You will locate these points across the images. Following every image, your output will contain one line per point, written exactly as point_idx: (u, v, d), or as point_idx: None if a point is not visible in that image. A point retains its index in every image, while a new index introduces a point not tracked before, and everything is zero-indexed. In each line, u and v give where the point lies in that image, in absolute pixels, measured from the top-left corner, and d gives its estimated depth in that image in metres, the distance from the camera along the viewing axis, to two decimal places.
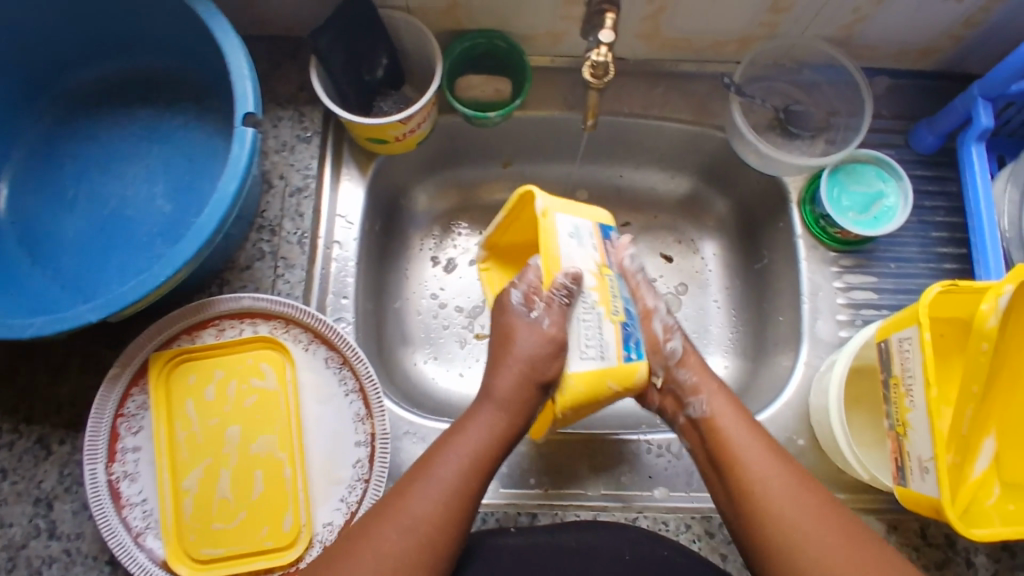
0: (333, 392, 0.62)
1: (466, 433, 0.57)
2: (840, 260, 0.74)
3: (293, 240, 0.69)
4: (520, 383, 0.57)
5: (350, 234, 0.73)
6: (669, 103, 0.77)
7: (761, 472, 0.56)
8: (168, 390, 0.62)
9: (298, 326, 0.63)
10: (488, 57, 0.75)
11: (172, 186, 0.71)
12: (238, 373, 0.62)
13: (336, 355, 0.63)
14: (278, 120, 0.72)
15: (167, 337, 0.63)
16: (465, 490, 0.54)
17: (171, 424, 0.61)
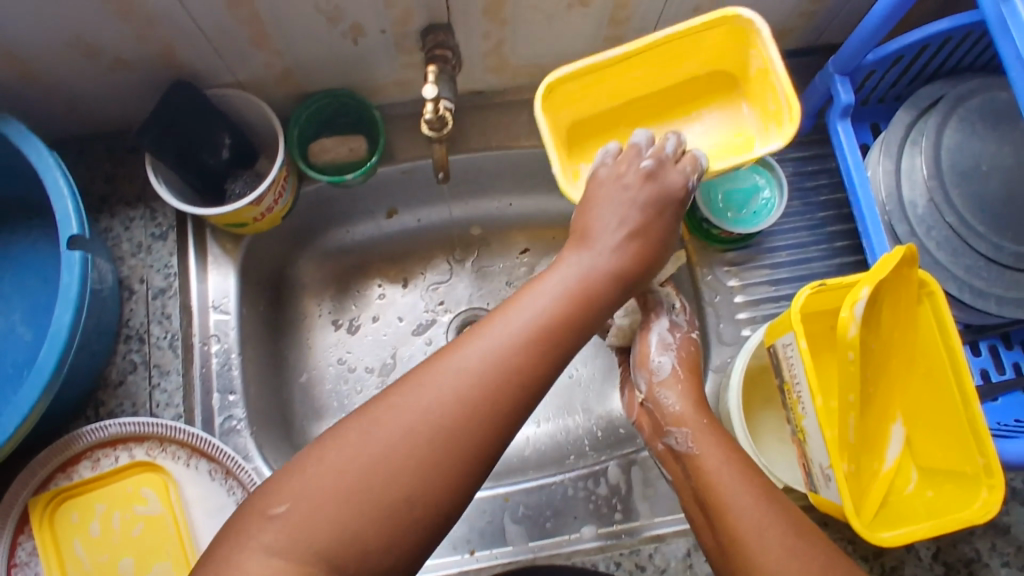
0: (222, 504, 0.60)
1: (531, 303, 0.48)
2: (731, 257, 0.73)
3: (163, 345, 0.66)
4: (638, 258, 0.53)
5: (226, 325, 0.70)
6: (537, 128, 0.75)
7: (713, 465, 0.55)
8: (54, 533, 0.58)
9: (175, 442, 0.60)
10: (342, 114, 0.73)
11: (31, 312, 0.67)
12: (122, 502, 0.59)
13: (218, 466, 0.60)
14: (129, 221, 0.69)
15: (42, 478, 0.59)
16: (515, 364, 0.44)
17: (64, 568, 0.58)
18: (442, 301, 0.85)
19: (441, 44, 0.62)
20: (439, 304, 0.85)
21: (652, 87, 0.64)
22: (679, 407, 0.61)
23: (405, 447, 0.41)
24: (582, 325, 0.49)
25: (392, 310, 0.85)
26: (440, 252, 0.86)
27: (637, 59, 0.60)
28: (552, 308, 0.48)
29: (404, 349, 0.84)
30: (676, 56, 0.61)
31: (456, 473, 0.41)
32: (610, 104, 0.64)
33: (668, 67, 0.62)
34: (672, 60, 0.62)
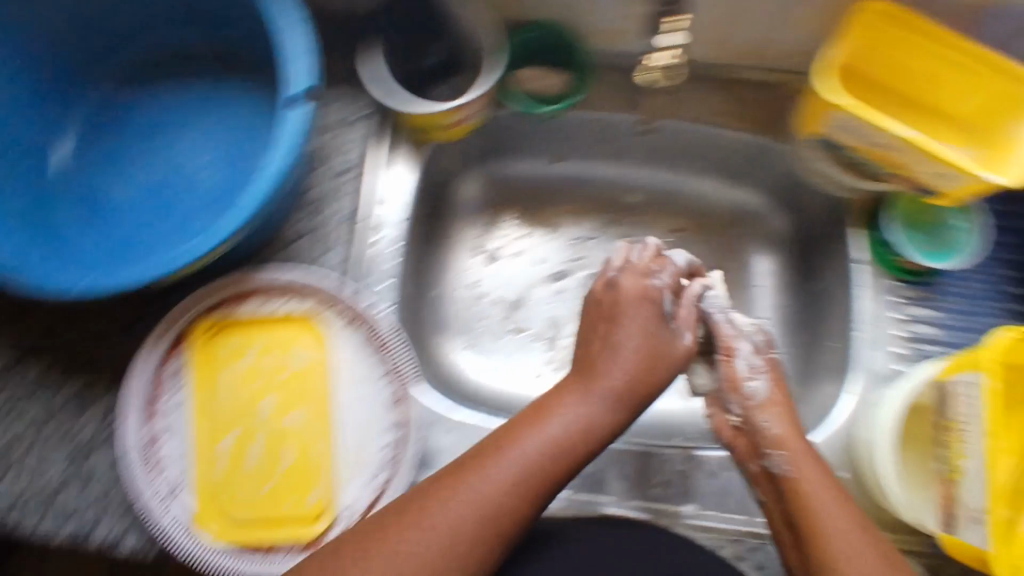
0: (365, 375, 0.63)
1: (548, 425, 0.55)
2: (903, 291, 0.70)
3: (336, 221, 0.69)
4: (642, 379, 0.58)
5: (393, 219, 0.73)
6: (733, 113, 0.74)
7: (811, 480, 0.56)
8: (206, 357, 0.62)
9: (338, 305, 0.64)
10: (547, 50, 0.73)
11: (220, 157, 0.69)
12: (276, 347, 0.63)
13: (370, 340, 0.63)
14: (331, 100, 0.72)
15: (208, 305, 0.63)
16: (532, 482, 0.52)
17: (209, 391, 0.62)
18: (583, 257, 0.86)
19: None
20: (580, 258, 0.86)
21: (912, 92, 0.68)
22: (786, 451, 0.58)
23: (490, 534, 0.50)
24: (595, 447, 0.56)
25: (533, 253, 0.87)
26: (592, 211, 0.87)
27: (949, 57, 0.64)
28: (611, 387, 0.57)
29: (536, 292, 0.86)
30: (968, 83, 0.64)
31: (501, 540, 0.51)
32: (881, 73, 0.68)
33: (948, 82, 0.66)
34: (959, 85, 0.65)
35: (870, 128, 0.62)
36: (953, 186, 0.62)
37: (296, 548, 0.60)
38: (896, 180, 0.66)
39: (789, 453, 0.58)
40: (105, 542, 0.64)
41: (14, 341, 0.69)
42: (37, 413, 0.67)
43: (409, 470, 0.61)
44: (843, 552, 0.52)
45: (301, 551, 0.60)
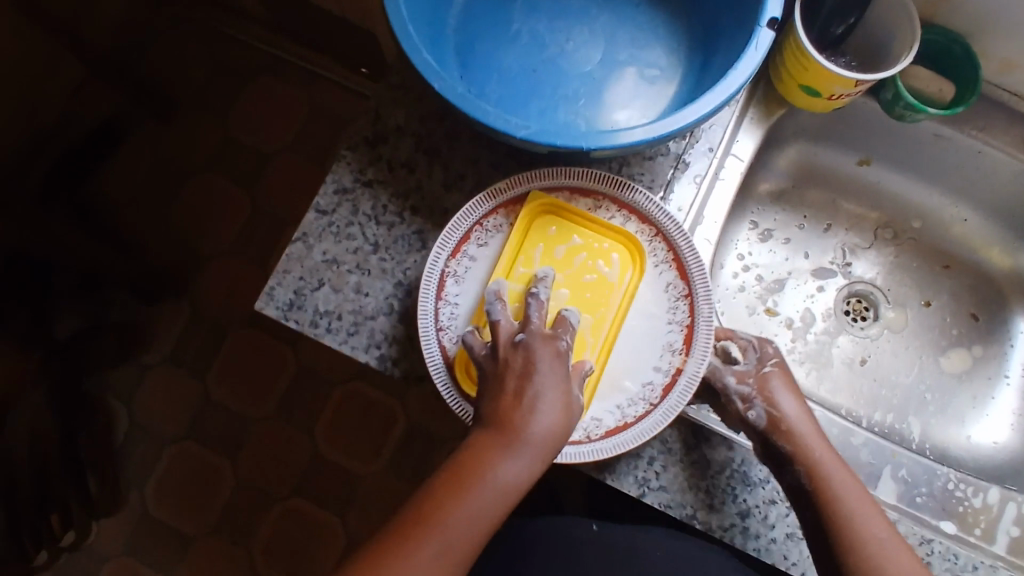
0: (659, 315, 0.62)
1: (469, 501, 0.51)
2: None
3: (700, 151, 0.71)
4: (494, 505, 0.51)
5: (738, 168, 0.75)
6: None
7: (843, 486, 0.59)
8: (528, 226, 0.63)
9: (664, 242, 0.63)
10: (931, 53, 0.74)
11: (610, 57, 0.71)
12: (592, 248, 0.62)
13: (680, 286, 0.62)
14: None
15: (555, 183, 0.64)
16: (449, 559, 0.50)
17: (515, 257, 0.62)
18: (851, 262, 0.89)
19: None
20: (845, 263, 0.89)
21: None
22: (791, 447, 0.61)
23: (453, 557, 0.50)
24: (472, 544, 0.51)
25: (803, 244, 0.89)
26: (870, 223, 0.89)
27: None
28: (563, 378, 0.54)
29: (796, 280, 0.88)
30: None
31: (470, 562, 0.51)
32: None
33: None
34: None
35: None
36: None
37: None
38: None
39: (827, 484, 0.59)
40: (407, 378, 0.65)
41: (363, 164, 0.69)
42: (368, 239, 0.67)
43: (664, 418, 0.59)
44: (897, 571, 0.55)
45: None
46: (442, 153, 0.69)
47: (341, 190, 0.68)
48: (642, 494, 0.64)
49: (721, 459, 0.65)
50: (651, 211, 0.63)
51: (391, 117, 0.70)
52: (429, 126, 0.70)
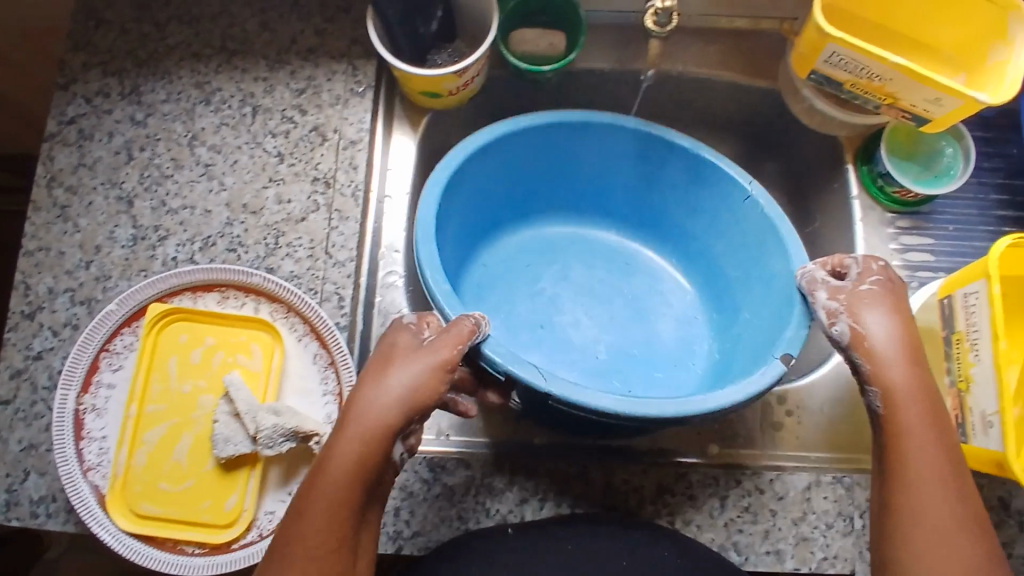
0: (312, 388, 0.61)
1: (314, 495, 0.48)
2: (897, 221, 0.72)
3: (347, 193, 0.70)
4: (352, 476, 0.49)
5: (401, 188, 0.74)
6: (726, 60, 0.76)
7: (919, 449, 0.52)
8: (157, 340, 0.61)
9: (298, 315, 0.62)
10: (542, 12, 0.73)
11: (577, 294, 0.81)
12: (229, 345, 0.61)
13: (324, 354, 0.62)
14: (332, 74, 0.72)
15: (172, 289, 0.63)
16: (324, 552, 0.47)
17: (150, 374, 0.61)
18: None
19: None
20: None
21: (903, 28, 0.69)
22: (872, 365, 0.55)
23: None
24: (345, 532, 0.48)
25: None
26: None
27: (880, 36, 0.70)
28: (368, 434, 0.49)
29: None
30: (947, 17, 0.66)
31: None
32: (870, 14, 0.69)
33: (934, 16, 0.67)
34: (939, 18, 0.67)
35: (861, 58, 0.62)
36: (944, 111, 0.63)
37: (205, 548, 0.59)
38: (889, 111, 0.66)
39: (897, 399, 0.54)
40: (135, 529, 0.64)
41: (27, 340, 0.67)
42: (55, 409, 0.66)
43: None
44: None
45: (207, 553, 0.59)
46: (100, 299, 0.68)
47: (14, 372, 0.66)
48: (398, 548, 0.60)
49: (461, 480, 0.63)
50: (278, 290, 0.62)
51: (40, 283, 0.68)
52: (80, 276, 0.68)
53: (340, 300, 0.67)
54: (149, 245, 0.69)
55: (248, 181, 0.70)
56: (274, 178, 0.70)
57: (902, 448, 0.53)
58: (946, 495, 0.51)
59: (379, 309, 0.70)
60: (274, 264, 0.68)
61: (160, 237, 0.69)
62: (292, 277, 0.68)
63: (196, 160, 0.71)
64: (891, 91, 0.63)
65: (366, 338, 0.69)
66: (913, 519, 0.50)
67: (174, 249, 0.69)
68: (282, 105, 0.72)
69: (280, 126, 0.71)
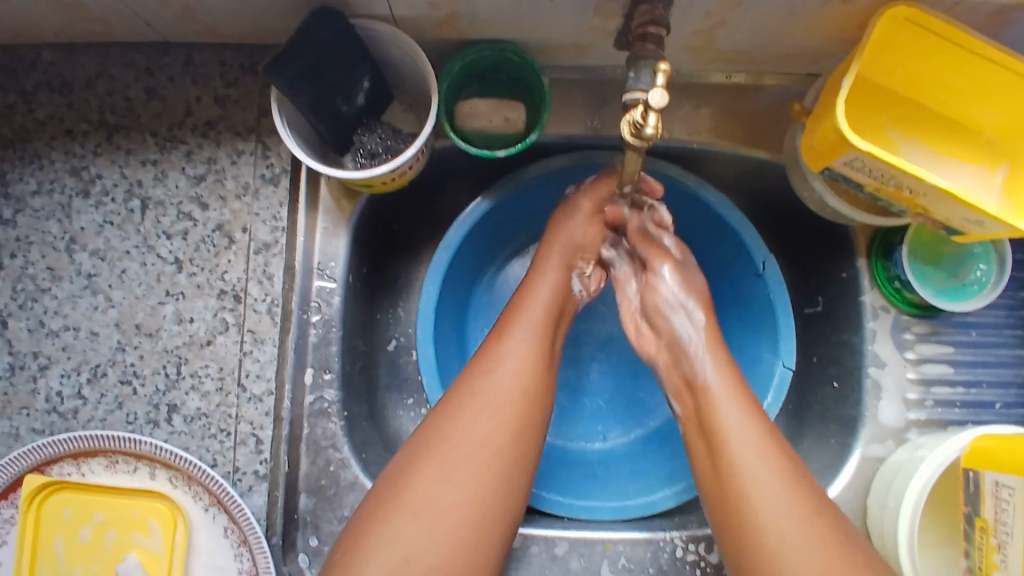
0: (225, 566, 0.53)
1: (489, 388, 0.53)
2: (914, 326, 0.62)
3: (262, 309, 0.58)
4: (521, 385, 0.54)
5: (331, 292, 0.61)
6: (720, 125, 0.63)
7: (728, 423, 0.51)
8: (39, 518, 0.53)
9: (202, 485, 0.52)
10: (495, 70, 0.59)
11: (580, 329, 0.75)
12: (122, 523, 0.52)
13: (236, 530, 0.52)
14: (238, 155, 0.59)
15: (49, 456, 0.53)
16: (495, 450, 0.51)
17: (35, 558, 0.53)
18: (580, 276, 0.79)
19: (656, 19, 0.49)
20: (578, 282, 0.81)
21: (936, 104, 0.56)
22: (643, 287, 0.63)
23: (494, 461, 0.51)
24: (522, 439, 0.52)
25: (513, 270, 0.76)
26: None
27: (909, 114, 0.57)
28: (540, 323, 0.58)
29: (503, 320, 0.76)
30: (996, 100, 0.53)
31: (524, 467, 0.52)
32: (896, 86, 0.56)
33: (979, 97, 0.54)
34: (987, 100, 0.54)
35: (891, 171, 0.49)
36: (985, 231, 0.51)
37: None
38: (916, 218, 0.55)
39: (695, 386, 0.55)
40: None
41: None
42: None
43: None
44: (779, 542, 0.46)
45: None
46: None
47: None
48: None
49: None
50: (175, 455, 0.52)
51: None
52: None
53: (259, 444, 0.56)
54: (30, 375, 0.58)
55: (140, 295, 0.58)
56: (172, 292, 0.58)
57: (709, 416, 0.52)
58: (771, 481, 0.48)
59: (308, 443, 0.60)
60: (177, 400, 0.57)
61: (41, 366, 0.58)
62: (200, 416, 0.57)
63: (76, 269, 0.58)
64: (924, 205, 0.52)
65: (293, 479, 0.59)
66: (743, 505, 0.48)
67: (58, 380, 0.58)
68: (178, 198, 0.59)
69: (176, 225, 0.59)
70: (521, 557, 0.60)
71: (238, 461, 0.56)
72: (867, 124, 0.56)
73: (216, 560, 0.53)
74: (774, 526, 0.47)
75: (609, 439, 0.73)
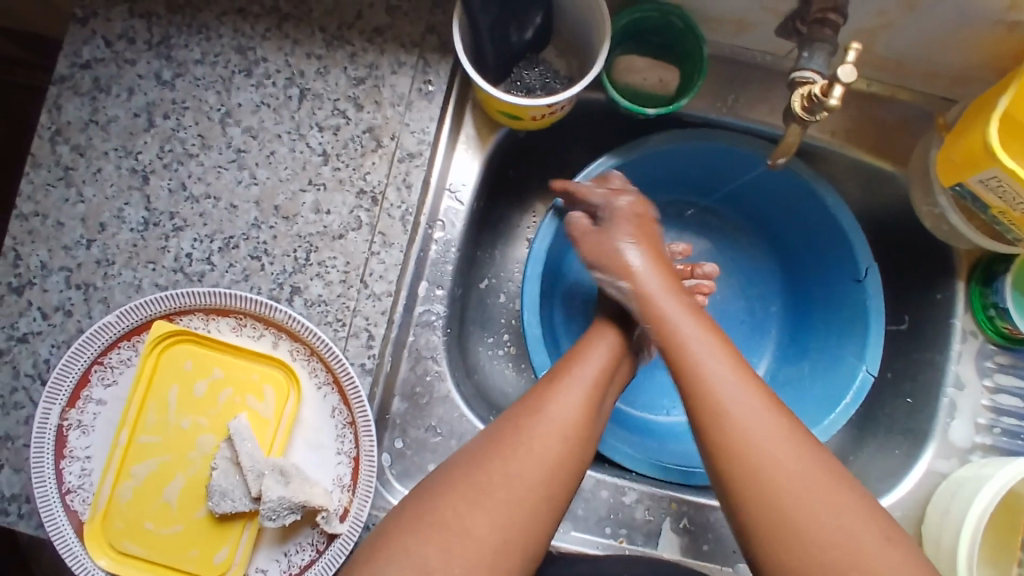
0: (326, 443, 0.55)
1: (537, 430, 0.51)
2: (997, 355, 0.65)
3: (395, 215, 0.60)
4: (565, 435, 0.52)
5: (457, 217, 0.65)
6: (850, 130, 0.65)
7: (749, 417, 0.48)
8: (157, 365, 0.55)
9: (322, 362, 0.55)
10: (656, 33, 0.62)
11: None
12: (239, 383, 0.55)
13: (345, 411, 0.55)
14: (398, 66, 0.62)
15: (182, 306, 0.55)
16: (532, 497, 0.49)
17: (147, 400, 0.55)
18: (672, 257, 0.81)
19: (837, 7, 0.51)
20: None
21: None
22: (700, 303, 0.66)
23: (522, 511, 0.49)
24: (556, 489, 0.51)
25: None
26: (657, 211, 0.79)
27: None
28: (595, 374, 0.56)
29: None
30: None
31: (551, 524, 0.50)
32: None
33: None
34: None
35: None
36: None
37: None
38: None
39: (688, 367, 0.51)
40: None
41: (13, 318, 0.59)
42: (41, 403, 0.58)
43: (329, 568, 0.54)
44: (818, 552, 0.43)
45: None
46: (99, 285, 0.59)
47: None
48: None
49: None
50: (303, 328, 0.55)
51: (33, 256, 0.59)
52: (80, 255, 0.60)
53: (370, 339, 0.59)
54: (162, 234, 0.60)
55: (283, 178, 0.61)
56: (314, 182, 0.60)
57: (723, 408, 0.48)
58: (805, 493, 0.45)
59: (409, 350, 0.63)
60: (301, 283, 0.59)
61: (175, 227, 0.60)
62: (320, 303, 0.59)
63: (227, 142, 0.61)
64: None
65: (390, 381, 0.61)
66: (779, 511, 0.45)
67: (190, 243, 0.60)
68: (335, 94, 0.61)
69: (329, 119, 0.61)
70: (588, 498, 0.62)
71: (349, 351, 0.58)
72: None
73: (318, 438, 0.55)
74: (810, 531, 0.44)
75: (672, 415, 0.75)
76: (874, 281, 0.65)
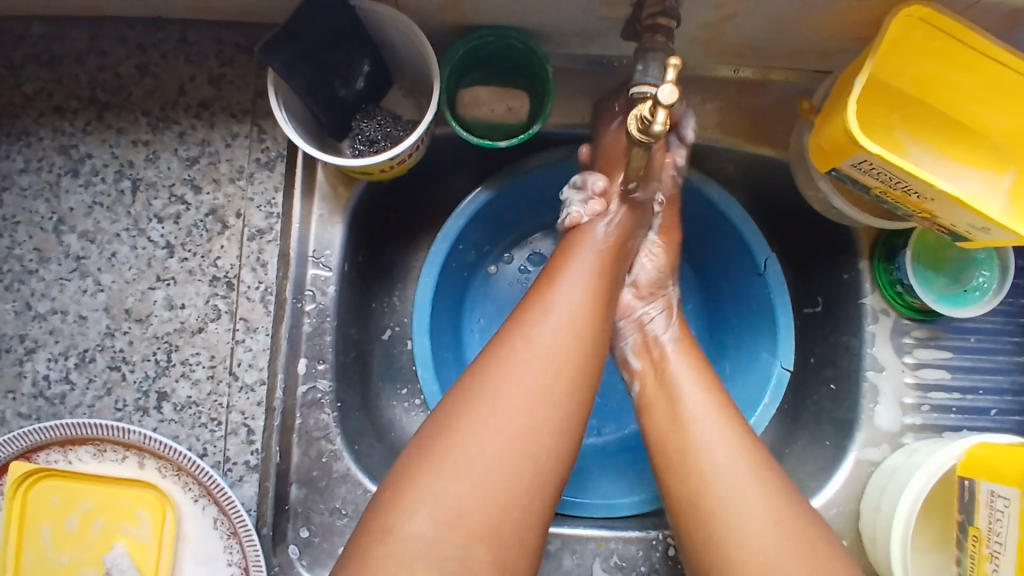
0: (214, 555, 0.52)
1: (526, 347, 0.48)
2: (913, 330, 0.62)
3: (254, 297, 0.57)
4: (570, 342, 0.49)
5: (325, 282, 0.61)
6: (725, 121, 0.61)
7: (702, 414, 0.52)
8: (25, 505, 0.51)
9: (193, 476, 0.52)
10: (500, 56, 0.58)
11: None
12: (109, 511, 0.51)
13: (225, 520, 0.52)
14: (232, 138, 0.58)
15: (34, 443, 0.52)
16: (547, 398, 0.47)
17: (21, 543, 0.51)
18: None
19: (666, 10, 0.48)
20: None
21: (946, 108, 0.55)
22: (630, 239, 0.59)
23: (524, 437, 0.45)
24: (571, 397, 0.48)
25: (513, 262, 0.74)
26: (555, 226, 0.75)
27: (918, 115, 0.56)
28: (589, 275, 0.54)
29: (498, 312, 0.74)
30: (1007, 105, 0.52)
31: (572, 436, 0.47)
32: (906, 88, 0.55)
33: (992, 101, 0.53)
34: (1000, 104, 0.53)
35: (903, 175, 0.48)
36: (990, 238, 0.51)
37: None
38: (922, 222, 0.54)
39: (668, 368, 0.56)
40: None
41: None
42: None
43: None
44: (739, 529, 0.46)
45: None
46: None
47: None
48: None
49: None
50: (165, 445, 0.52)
51: None
52: None
53: (249, 434, 0.55)
54: (16, 359, 0.56)
55: (130, 279, 0.57)
56: (163, 277, 0.57)
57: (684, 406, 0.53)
58: (734, 471, 0.48)
59: (300, 434, 0.59)
60: (167, 387, 0.56)
61: (27, 350, 0.56)
62: (190, 405, 0.56)
63: (65, 251, 0.57)
64: (934, 210, 0.51)
65: (284, 470, 0.58)
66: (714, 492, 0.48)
67: (45, 364, 0.56)
68: (170, 180, 0.57)
69: (168, 208, 0.57)
70: None
71: (228, 452, 0.55)
72: (874, 123, 0.55)
73: (205, 552, 0.52)
74: (735, 519, 0.46)
75: (602, 435, 0.72)
76: (775, 274, 0.62)
